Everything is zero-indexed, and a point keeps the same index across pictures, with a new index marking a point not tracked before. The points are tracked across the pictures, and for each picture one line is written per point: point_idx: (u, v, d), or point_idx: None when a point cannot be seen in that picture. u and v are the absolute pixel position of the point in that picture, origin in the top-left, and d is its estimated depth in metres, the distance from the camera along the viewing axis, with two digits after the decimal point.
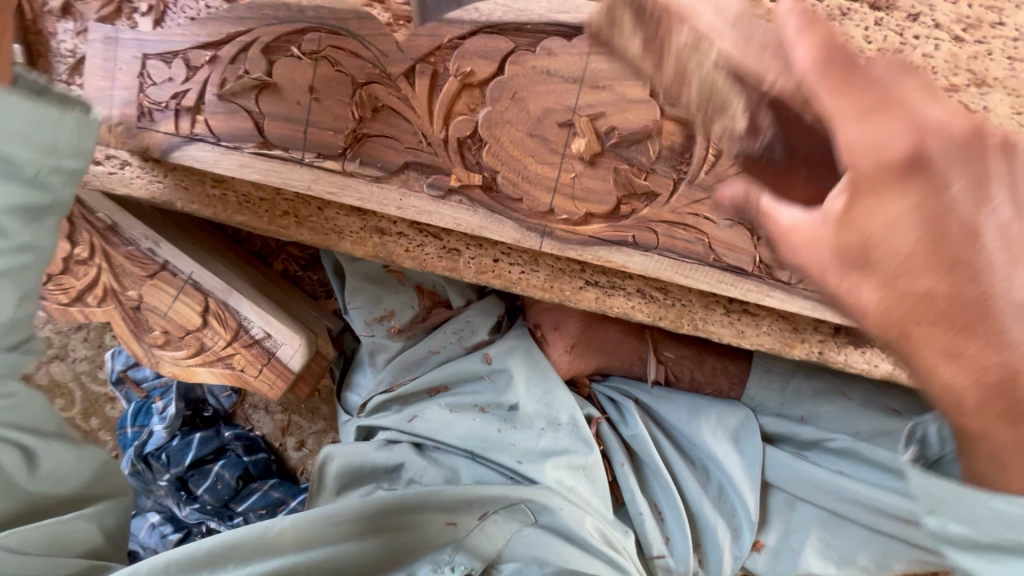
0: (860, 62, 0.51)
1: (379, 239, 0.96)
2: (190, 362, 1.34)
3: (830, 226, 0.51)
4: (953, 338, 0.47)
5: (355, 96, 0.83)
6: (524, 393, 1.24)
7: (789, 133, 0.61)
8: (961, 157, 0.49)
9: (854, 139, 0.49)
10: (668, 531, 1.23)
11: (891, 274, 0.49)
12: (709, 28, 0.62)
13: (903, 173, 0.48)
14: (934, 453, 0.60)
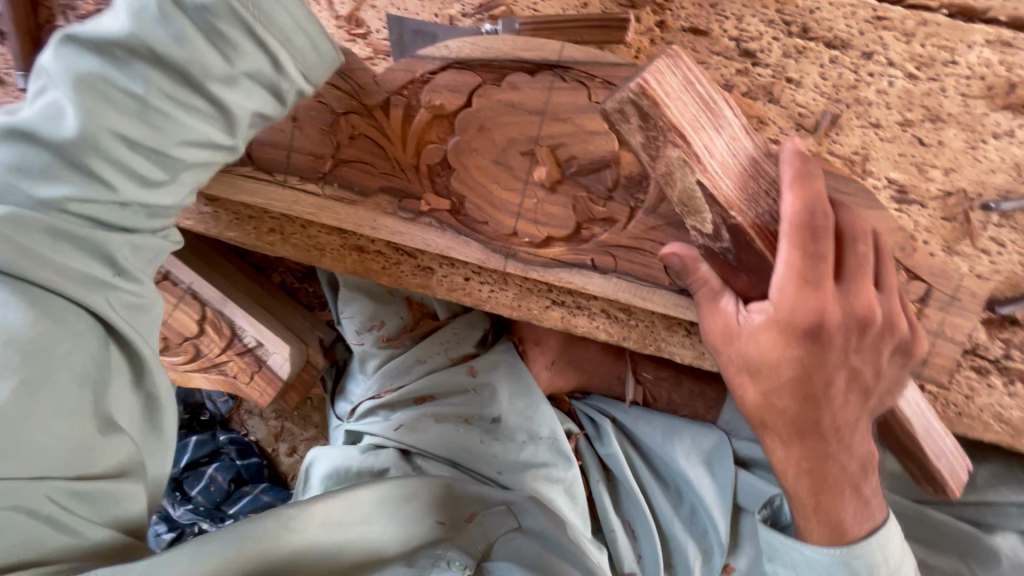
0: (825, 239, 0.69)
1: (358, 257, 1.02)
2: (186, 367, 1.43)
3: (745, 332, 0.74)
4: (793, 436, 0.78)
5: (335, 125, 0.89)
6: (506, 406, 1.29)
7: (740, 250, 0.74)
8: (846, 328, 0.73)
9: (781, 283, 0.70)
10: (640, 549, 1.24)
11: (774, 388, 0.75)
12: (699, 149, 0.69)
13: (801, 334, 0.71)
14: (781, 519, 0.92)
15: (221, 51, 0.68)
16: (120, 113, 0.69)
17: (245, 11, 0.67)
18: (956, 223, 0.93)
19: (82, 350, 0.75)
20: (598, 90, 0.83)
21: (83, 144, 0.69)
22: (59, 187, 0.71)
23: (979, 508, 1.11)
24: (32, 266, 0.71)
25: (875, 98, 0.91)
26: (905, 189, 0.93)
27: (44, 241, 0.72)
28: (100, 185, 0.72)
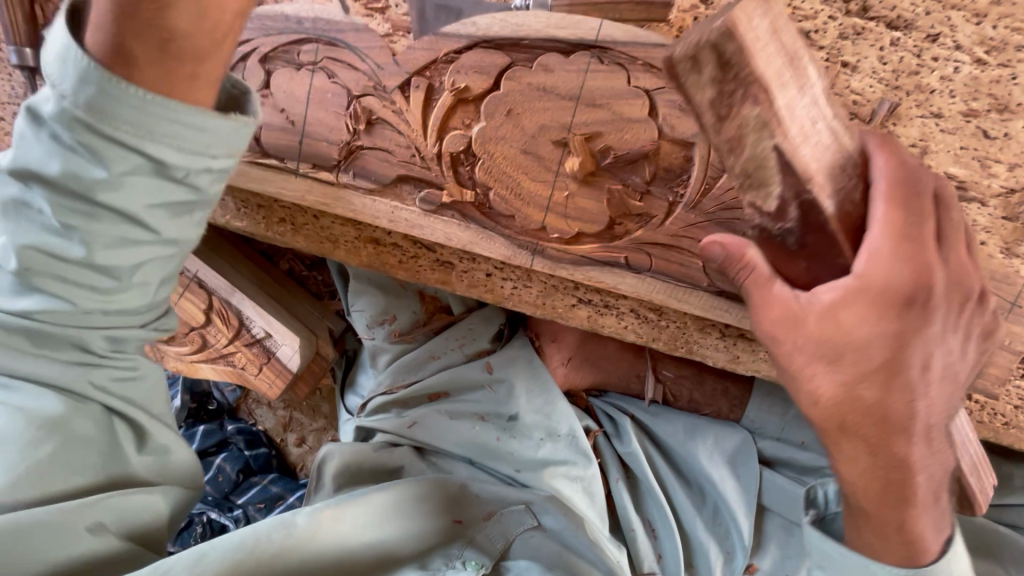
0: (914, 204, 0.60)
1: (374, 250, 0.97)
2: (193, 357, 1.39)
3: (816, 314, 0.62)
4: (863, 442, 0.66)
5: (350, 108, 0.82)
6: (524, 403, 1.23)
7: (808, 231, 0.60)
8: (944, 296, 0.63)
9: (873, 246, 0.59)
10: (660, 548, 1.19)
11: (857, 376, 0.63)
12: (785, 110, 0.55)
13: (893, 309, 0.60)
14: (828, 511, 0.78)
15: (108, 160, 0.60)
16: (53, 253, 0.65)
17: (134, 132, 0.58)
18: (1017, 222, 0.87)
19: (71, 432, 0.75)
20: (638, 73, 0.77)
21: (29, 269, 0.66)
22: (23, 302, 0.69)
23: (1014, 512, 1.09)
24: (26, 364, 0.72)
25: (938, 85, 0.83)
26: (964, 185, 0.87)
27: (23, 343, 0.72)
28: (54, 301, 0.68)
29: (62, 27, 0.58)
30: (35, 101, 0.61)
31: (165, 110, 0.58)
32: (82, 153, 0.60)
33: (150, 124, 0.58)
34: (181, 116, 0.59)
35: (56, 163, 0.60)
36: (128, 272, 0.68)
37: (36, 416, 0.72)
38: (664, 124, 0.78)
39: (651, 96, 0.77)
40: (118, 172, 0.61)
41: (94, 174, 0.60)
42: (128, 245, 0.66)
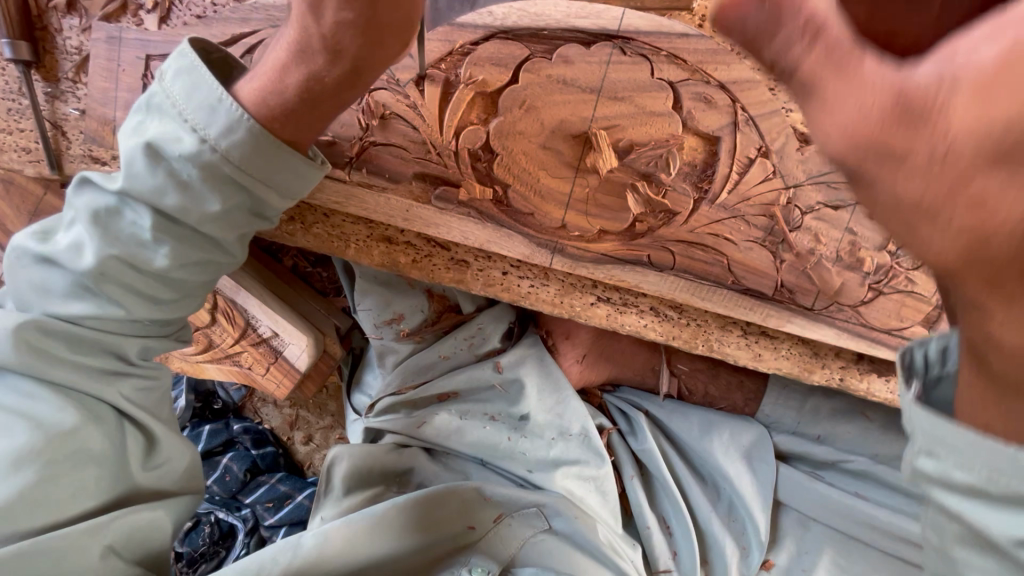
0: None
1: (386, 249, 0.94)
2: (198, 358, 1.36)
3: (963, 86, 0.35)
4: (995, 293, 0.40)
5: (362, 104, 0.79)
6: (536, 403, 1.21)
7: None
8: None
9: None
10: (674, 545, 1.19)
11: None
12: None
13: None
14: (932, 375, 0.52)
15: (213, 195, 0.63)
16: (131, 258, 0.66)
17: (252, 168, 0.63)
18: None
19: (92, 456, 0.73)
20: (662, 65, 0.75)
21: (96, 273, 0.66)
22: (76, 306, 0.69)
23: None
24: (62, 372, 0.71)
25: None
26: None
27: (64, 350, 0.70)
28: (110, 308, 0.69)
29: (207, 74, 0.62)
30: (154, 134, 0.62)
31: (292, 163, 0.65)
32: (193, 187, 0.63)
33: (272, 171, 0.64)
34: (292, 162, 0.65)
35: (170, 192, 0.63)
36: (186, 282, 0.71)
37: (60, 434, 0.70)
38: (688, 117, 0.76)
39: (675, 88, 0.76)
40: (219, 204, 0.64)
41: (200, 207, 0.64)
42: (199, 263, 0.70)
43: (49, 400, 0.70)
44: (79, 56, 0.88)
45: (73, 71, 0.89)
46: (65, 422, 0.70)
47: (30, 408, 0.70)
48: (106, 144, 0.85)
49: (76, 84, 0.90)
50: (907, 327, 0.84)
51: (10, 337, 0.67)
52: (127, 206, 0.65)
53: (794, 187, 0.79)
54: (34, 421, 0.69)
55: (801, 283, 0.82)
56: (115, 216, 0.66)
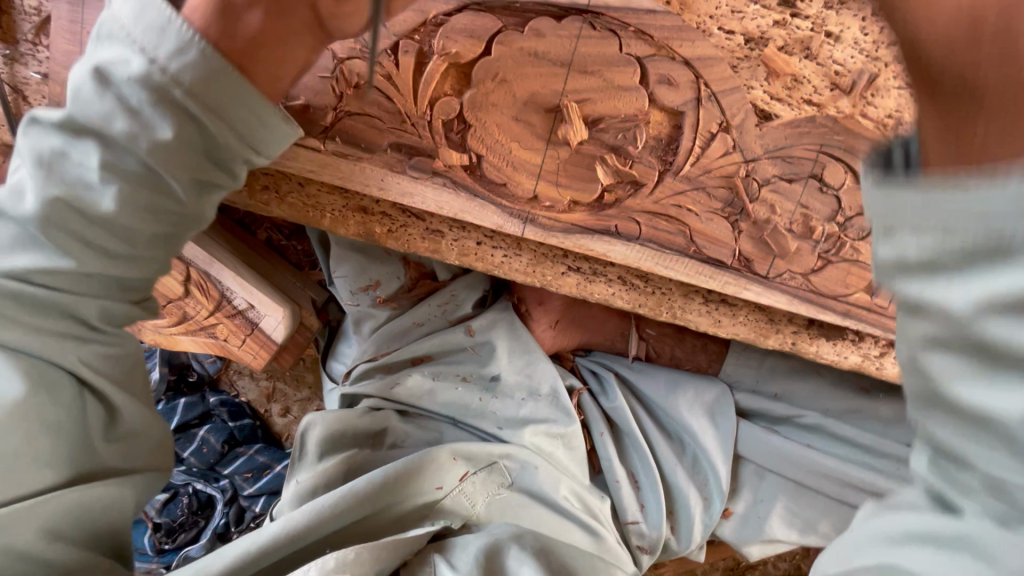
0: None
1: (361, 218, 0.95)
2: (173, 330, 1.36)
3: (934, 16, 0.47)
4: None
5: (335, 71, 0.80)
6: (506, 364, 1.26)
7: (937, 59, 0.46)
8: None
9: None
10: (642, 498, 1.26)
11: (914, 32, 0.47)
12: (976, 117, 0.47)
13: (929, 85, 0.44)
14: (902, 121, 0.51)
15: (178, 132, 0.63)
16: (82, 203, 0.64)
17: (210, 98, 0.63)
18: None
19: (50, 424, 0.72)
20: (629, 39, 0.77)
21: (40, 220, 0.64)
22: (21, 260, 0.66)
23: None
24: (9, 330, 0.69)
25: None
26: None
27: (13, 308, 0.68)
28: (60, 262, 0.66)
29: None
30: (103, 60, 0.62)
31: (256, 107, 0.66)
32: (155, 120, 0.62)
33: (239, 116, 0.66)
34: (246, 95, 0.64)
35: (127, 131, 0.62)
36: (138, 237, 0.68)
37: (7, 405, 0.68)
38: (655, 92, 0.80)
39: (642, 64, 0.79)
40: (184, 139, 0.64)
41: (162, 145, 0.63)
42: (151, 211, 0.67)
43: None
44: (39, 17, 0.85)
45: (34, 32, 0.86)
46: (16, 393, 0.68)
47: None
48: None
49: (37, 46, 0.87)
50: (851, 294, 0.91)
51: None
52: (81, 148, 0.64)
53: (752, 160, 0.84)
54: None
55: (759, 251, 0.88)
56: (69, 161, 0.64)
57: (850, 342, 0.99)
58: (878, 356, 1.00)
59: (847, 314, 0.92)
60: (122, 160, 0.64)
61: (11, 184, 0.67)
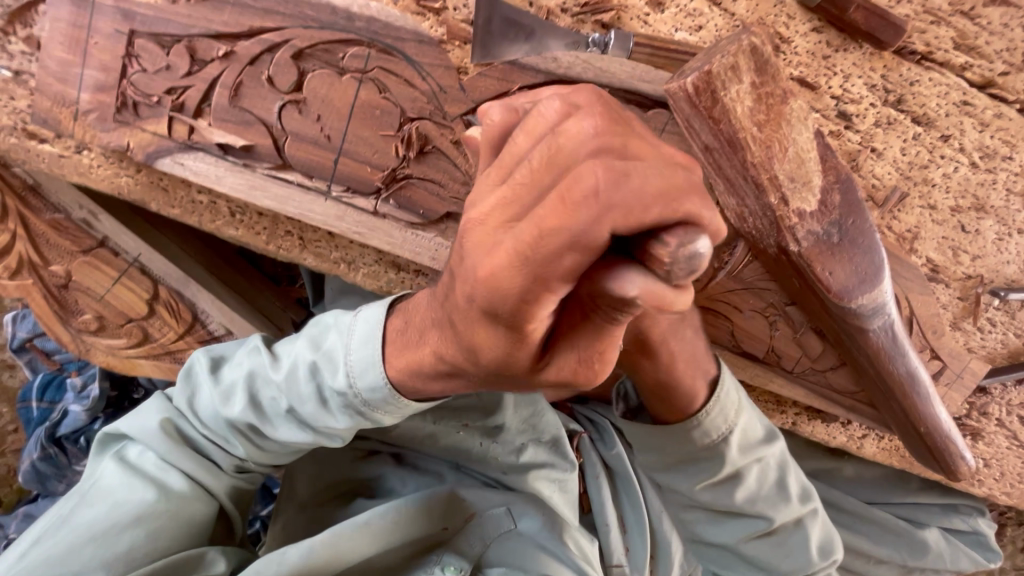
0: (869, 248, 0.72)
1: (395, 275, 0.87)
2: (129, 352, 1.19)
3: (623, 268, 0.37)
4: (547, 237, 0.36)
5: (403, 131, 0.72)
6: (511, 413, 1.19)
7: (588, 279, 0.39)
8: (864, 331, 0.79)
9: (826, 287, 0.73)
10: (628, 542, 1.30)
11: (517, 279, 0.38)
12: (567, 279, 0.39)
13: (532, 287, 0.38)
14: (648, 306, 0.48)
15: (295, 398, 0.69)
16: (249, 430, 0.75)
17: (360, 403, 0.65)
18: (967, 302, 1.02)
19: (183, 521, 0.76)
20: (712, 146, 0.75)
21: (220, 418, 0.75)
22: (204, 428, 0.78)
23: (909, 509, 1.30)
24: (181, 458, 0.77)
25: (939, 181, 0.93)
26: (938, 269, 1.00)
27: (185, 446, 0.78)
28: (201, 472, 0.77)
29: (336, 331, 0.69)
30: (259, 369, 0.73)
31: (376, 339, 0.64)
32: (284, 380, 0.70)
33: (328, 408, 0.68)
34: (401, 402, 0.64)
35: (273, 377, 0.71)
36: (273, 454, 0.79)
37: (166, 497, 0.75)
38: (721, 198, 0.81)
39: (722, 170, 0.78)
40: (322, 322, 0.72)
41: (298, 348, 0.70)
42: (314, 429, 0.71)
43: (180, 460, 0.76)
44: (16, 2, 0.68)
45: (5, 19, 0.69)
46: (180, 488, 0.76)
47: (118, 495, 0.74)
48: (62, 127, 0.71)
49: (9, 36, 0.70)
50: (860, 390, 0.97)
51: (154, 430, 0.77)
52: (274, 347, 0.76)
53: None
54: (147, 479, 0.75)
55: (788, 350, 0.92)
56: (228, 363, 0.78)
57: (841, 425, 1.07)
58: (860, 437, 1.09)
59: (852, 408, 0.97)
60: (257, 425, 0.73)
61: (194, 378, 0.79)
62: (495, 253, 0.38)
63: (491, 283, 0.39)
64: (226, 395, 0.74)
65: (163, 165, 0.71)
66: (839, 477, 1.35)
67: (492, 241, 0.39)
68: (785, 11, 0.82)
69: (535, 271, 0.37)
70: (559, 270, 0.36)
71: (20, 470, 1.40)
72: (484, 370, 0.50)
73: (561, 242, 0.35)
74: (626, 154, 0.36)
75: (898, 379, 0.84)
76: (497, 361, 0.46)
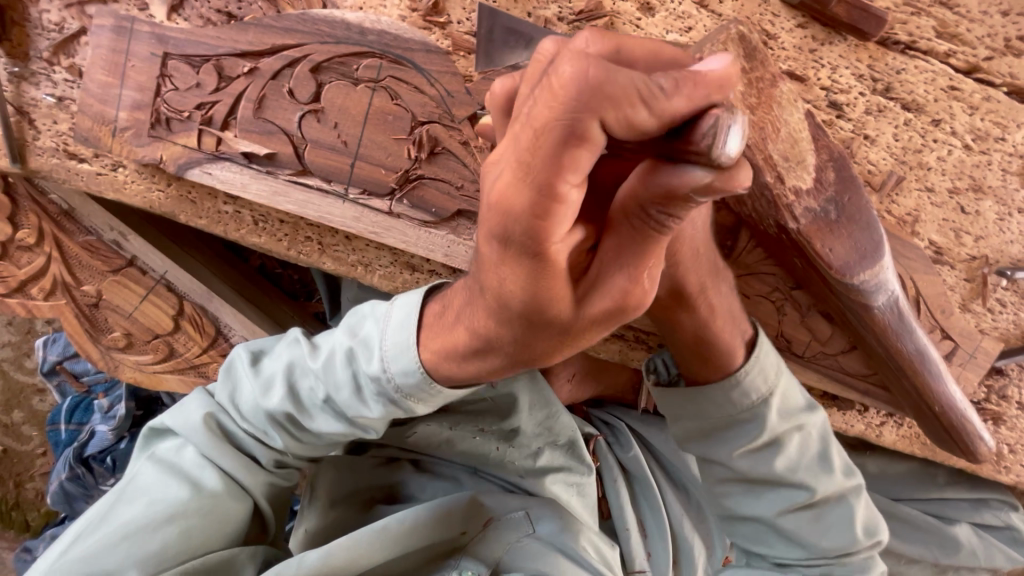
0: (868, 225, 0.75)
1: (410, 276, 0.91)
2: (155, 368, 1.23)
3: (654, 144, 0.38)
4: (570, 148, 0.36)
5: (414, 134, 0.77)
6: (526, 417, 1.18)
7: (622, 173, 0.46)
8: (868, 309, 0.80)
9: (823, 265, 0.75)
10: (649, 547, 1.29)
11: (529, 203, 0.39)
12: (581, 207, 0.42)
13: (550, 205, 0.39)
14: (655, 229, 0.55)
15: (331, 386, 0.71)
16: (287, 421, 0.77)
17: (392, 390, 0.67)
18: (974, 283, 1.03)
19: (217, 517, 0.77)
20: None
21: (259, 409, 0.76)
22: (243, 423, 0.80)
23: (937, 504, 1.26)
24: (219, 454, 0.79)
25: (934, 164, 0.96)
26: (941, 250, 1.01)
27: (225, 441, 0.80)
28: (238, 466, 0.79)
29: (377, 319, 0.71)
30: (300, 359, 0.75)
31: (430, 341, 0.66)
32: (320, 370, 0.72)
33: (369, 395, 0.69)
34: (431, 386, 0.66)
35: (311, 367, 0.73)
36: (309, 446, 0.81)
37: (200, 494, 0.77)
38: None
39: None
40: (359, 312, 0.74)
41: (336, 338, 0.73)
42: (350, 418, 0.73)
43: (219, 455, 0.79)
44: (60, 35, 0.75)
45: (51, 51, 0.76)
46: (213, 485, 0.78)
47: (156, 492, 0.76)
48: (100, 144, 0.76)
49: (54, 66, 0.76)
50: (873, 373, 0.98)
51: (197, 426, 0.79)
52: (312, 339, 0.78)
53: None
54: (183, 476, 0.78)
55: (798, 334, 0.93)
56: (268, 356, 0.80)
57: (857, 412, 1.07)
58: (879, 425, 1.09)
59: (866, 392, 0.97)
60: (295, 416, 0.75)
61: (236, 372, 0.81)
62: (500, 174, 0.39)
63: (505, 208, 0.40)
64: (266, 387, 0.76)
65: (192, 175, 0.77)
66: (863, 475, 1.32)
67: (501, 165, 0.39)
68: (770, 9, 0.86)
69: (545, 183, 0.38)
70: (578, 170, 0.38)
71: (49, 493, 1.43)
72: (518, 323, 0.51)
73: (559, 144, 0.36)
74: (628, 61, 0.37)
75: (907, 357, 0.85)
76: (533, 303, 0.48)
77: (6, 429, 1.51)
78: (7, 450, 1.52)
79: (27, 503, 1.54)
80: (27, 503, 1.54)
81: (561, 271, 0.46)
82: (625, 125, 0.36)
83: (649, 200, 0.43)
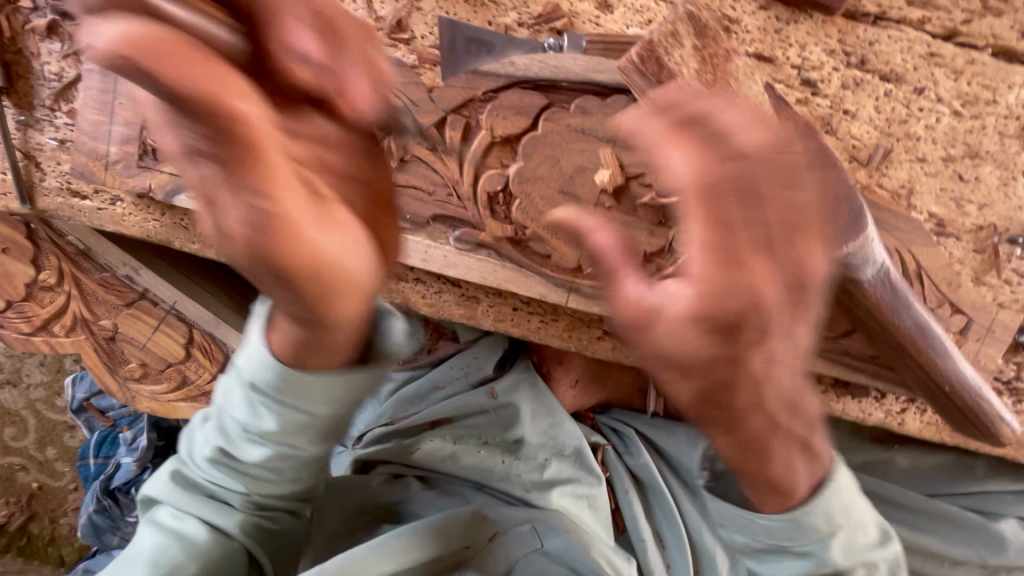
0: (841, 209, 0.73)
1: (396, 286, 0.93)
2: (169, 396, 1.28)
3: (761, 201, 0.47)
4: (720, 216, 0.47)
5: (382, 145, 0.80)
6: (529, 426, 1.22)
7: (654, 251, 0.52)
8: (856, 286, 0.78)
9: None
10: (668, 559, 1.24)
11: (277, 214, 0.51)
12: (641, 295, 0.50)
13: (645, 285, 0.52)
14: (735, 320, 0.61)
15: (251, 409, 0.75)
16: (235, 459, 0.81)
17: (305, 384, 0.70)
18: (985, 254, 0.97)
19: (202, 559, 0.81)
20: None
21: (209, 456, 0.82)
22: (201, 473, 0.84)
23: (978, 501, 1.17)
24: (193, 505, 0.84)
25: (923, 133, 0.93)
26: (943, 223, 0.96)
27: (191, 495, 0.84)
28: (211, 513, 0.83)
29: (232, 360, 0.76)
30: (223, 401, 0.80)
31: (340, 381, 0.71)
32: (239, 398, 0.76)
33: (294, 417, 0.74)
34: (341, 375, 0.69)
35: (231, 401, 0.77)
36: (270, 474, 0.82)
37: (183, 544, 0.81)
38: None
39: None
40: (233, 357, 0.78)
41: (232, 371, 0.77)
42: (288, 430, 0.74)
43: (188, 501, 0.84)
44: (60, 84, 0.82)
45: (51, 98, 0.82)
46: (194, 535, 0.82)
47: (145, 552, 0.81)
48: (95, 178, 0.82)
49: (55, 112, 0.83)
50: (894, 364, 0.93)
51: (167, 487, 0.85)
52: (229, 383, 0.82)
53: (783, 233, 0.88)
54: (166, 534, 0.82)
55: None
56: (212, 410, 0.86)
57: (873, 399, 1.02)
58: (899, 412, 1.03)
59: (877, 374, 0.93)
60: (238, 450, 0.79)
61: (190, 431, 0.87)
62: (227, 205, 0.50)
63: (264, 218, 0.50)
64: (211, 435, 0.81)
65: (179, 201, 0.81)
66: (893, 471, 1.24)
67: (211, 173, 0.49)
68: None
69: (255, 140, 0.47)
70: (289, 183, 0.51)
71: (80, 526, 1.48)
72: (306, 299, 0.58)
73: (220, 106, 0.45)
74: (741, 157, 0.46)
75: (907, 333, 0.81)
76: (308, 256, 0.54)
77: (40, 466, 1.58)
78: (43, 487, 1.59)
79: (62, 538, 1.60)
80: (62, 537, 1.60)
81: (291, 231, 0.52)
82: (739, 192, 0.46)
83: (793, 264, 0.49)
